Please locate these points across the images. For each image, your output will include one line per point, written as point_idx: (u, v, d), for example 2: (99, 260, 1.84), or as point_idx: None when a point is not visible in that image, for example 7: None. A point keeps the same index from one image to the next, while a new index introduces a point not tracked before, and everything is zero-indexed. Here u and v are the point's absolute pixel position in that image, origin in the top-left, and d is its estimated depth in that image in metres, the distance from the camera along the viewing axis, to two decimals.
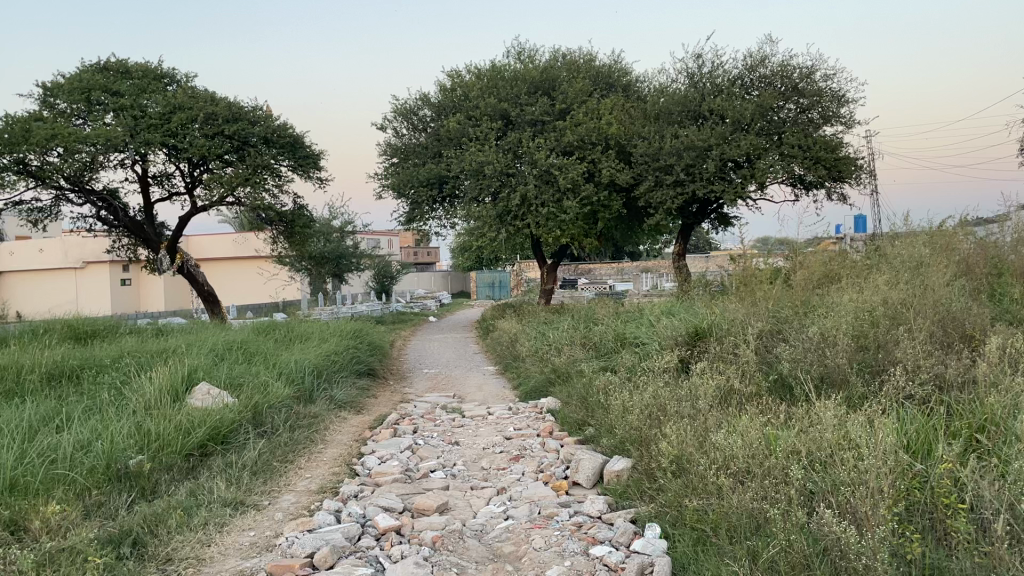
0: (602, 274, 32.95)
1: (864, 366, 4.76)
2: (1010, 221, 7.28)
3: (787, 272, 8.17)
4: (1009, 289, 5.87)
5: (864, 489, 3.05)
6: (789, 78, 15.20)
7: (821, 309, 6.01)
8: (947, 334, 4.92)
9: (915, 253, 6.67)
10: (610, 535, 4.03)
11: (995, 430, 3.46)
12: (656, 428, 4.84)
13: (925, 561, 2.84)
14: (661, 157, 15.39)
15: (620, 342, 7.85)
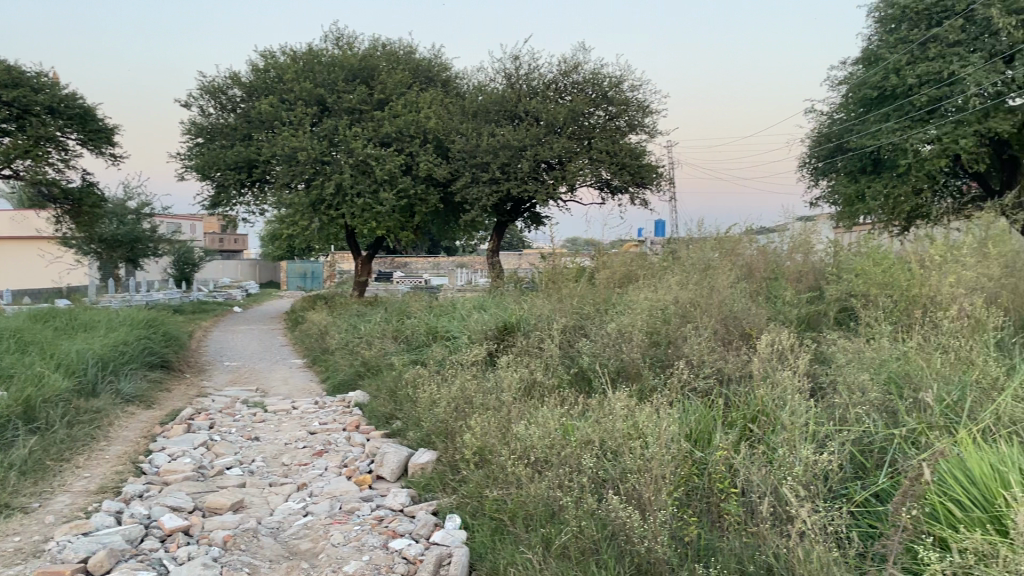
0: (418, 269, 32.89)
1: (656, 360, 5.06)
2: (788, 231, 7.97)
3: (591, 271, 8.57)
4: (782, 292, 6.45)
5: (648, 476, 3.24)
6: (599, 86, 15.80)
7: (620, 307, 6.34)
8: (729, 333, 5.33)
9: (704, 258, 7.18)
10: (410, 527, 4.01)
11: (764, 420, 3.79)
12: (461, 420, 4.89)
13: (701, 542, 3.05)
14: (478, 154, 15.60)
15: (431, 335, 7.87)
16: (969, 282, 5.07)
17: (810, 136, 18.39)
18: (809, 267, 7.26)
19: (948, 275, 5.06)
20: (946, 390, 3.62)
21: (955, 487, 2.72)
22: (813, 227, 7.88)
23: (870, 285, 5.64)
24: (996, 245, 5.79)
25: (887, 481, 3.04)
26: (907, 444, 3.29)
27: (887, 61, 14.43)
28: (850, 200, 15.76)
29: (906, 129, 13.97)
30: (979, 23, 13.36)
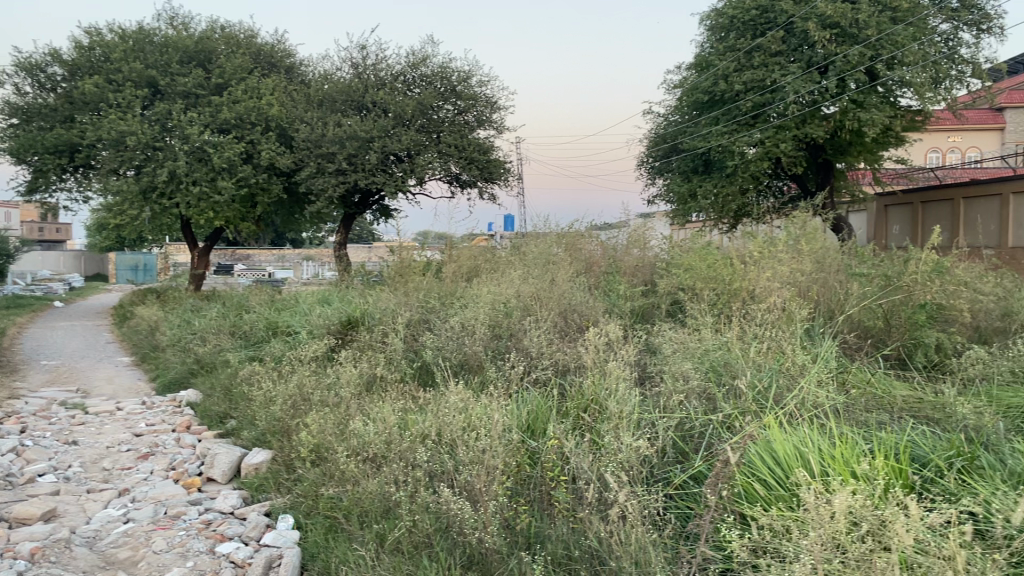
0: (262, 262, 31.78)
1: (497, 352, 5.14)
2: (626, 228, 8.30)
3: (438, 265, 8.58)
4: (618, 285, 6.72)
5: (481, 467, 3.27)
6: (448, 80, 15.81)
7: (464, 300, 6.39)
8: (567, 326, 5.49)
9: (546, 253, 7.36)
10: (240, 530, 3.87)
11: (596, 409, 3.93)
12: (297, 417, 4.77)
13: (531, 530, 3.12)
14: (323, 144, 15.23)
15: (271, 331, 7.62)
16: (784, 278, 5.47)
17: (650, 136, 19.20)
18: (644, 263, 7.58)
19: (766, 270, 5.44)
20: (758, 377, 3.90)
21: (762, 468, 2.92)
22: (649, 224, 8.23)
23: (697, 279, 5.96)
24: (808, 243, 6.28)
25: (702, 463, 3.23)
26: (722, 428, 3.51)
27: (716, 67, 15.23)
28: (683, 198, 16.57)
29: (734, 132, 14.93)
30: (798, 34, 14.14)
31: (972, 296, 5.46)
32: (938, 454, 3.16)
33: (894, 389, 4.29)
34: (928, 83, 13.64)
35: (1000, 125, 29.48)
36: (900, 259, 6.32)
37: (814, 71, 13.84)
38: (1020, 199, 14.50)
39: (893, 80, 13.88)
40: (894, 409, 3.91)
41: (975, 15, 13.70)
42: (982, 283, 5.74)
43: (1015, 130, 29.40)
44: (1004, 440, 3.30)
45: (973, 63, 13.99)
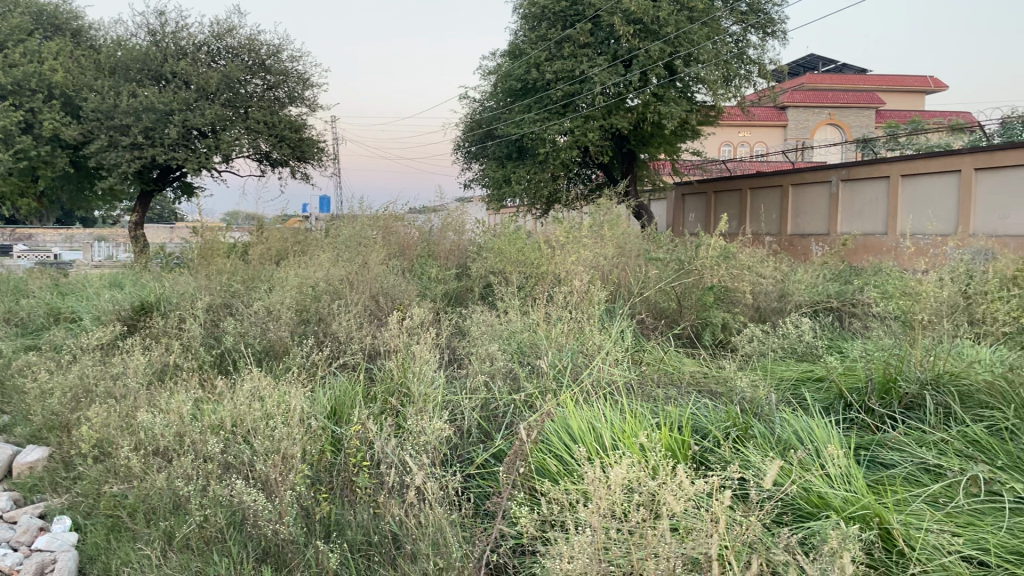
0: (48, 242, 29.08)
1: (303, 337, 4.98)
2: (439, 211, 8.32)
3: (245, 247, 8.21)
4: (430, 267, 6.73)
5: (278, 455, 3.14)
6: (256, 53, 15.13)
7: (270, 284, 6.15)
8: (378, 310, 5.43)
9: (357, 235, 7.23)
10: (8, 536, 3.51)
11: (401, 392, 3.89)
12: (78, 410, 4.39)
13: (331, 518, 3.05)
14: (116, 115, 14.10)
15: (53, 317, 6.98)
16: (588, 262, 5.68)
17: (465, 120, 19.34)
18: (456, 248, 7.62)
19: (571, 254, 5.62)
20: (559, 357, 4.04)
21: (556, 444, 3.02)
22: (462, 208, 8.30)
23: (508, 263, 6.08)
24: (611, 229, 6.56)
25: (502, 441, 3.29)
26: (523, 406, 3.61)
27: (529, 56, 15.50)
28: (497, 183, 16.78)
29: (545, 120, 15.35)
30: (604, 28, 14.71)
31: (753, 278, 5.93)
32: (717, 424, 3.41)
33: (684, 365, 4.57)
34: (720, 81, 14.64)
35: (783, 122, 32.13)
36: (692, 244, 6.74)
37: (619, 64, 14.47)
38: (798, 190, 15.91)
39: (690, 76, 14.78)
40: (684, 384, 4.19)
41: (761, 20, 14.81)
42: (763, 267, 6.24)
43: (795, 126, 32.13)
44: (774, 409, 3.61)
45: (759, 64, 15.14)
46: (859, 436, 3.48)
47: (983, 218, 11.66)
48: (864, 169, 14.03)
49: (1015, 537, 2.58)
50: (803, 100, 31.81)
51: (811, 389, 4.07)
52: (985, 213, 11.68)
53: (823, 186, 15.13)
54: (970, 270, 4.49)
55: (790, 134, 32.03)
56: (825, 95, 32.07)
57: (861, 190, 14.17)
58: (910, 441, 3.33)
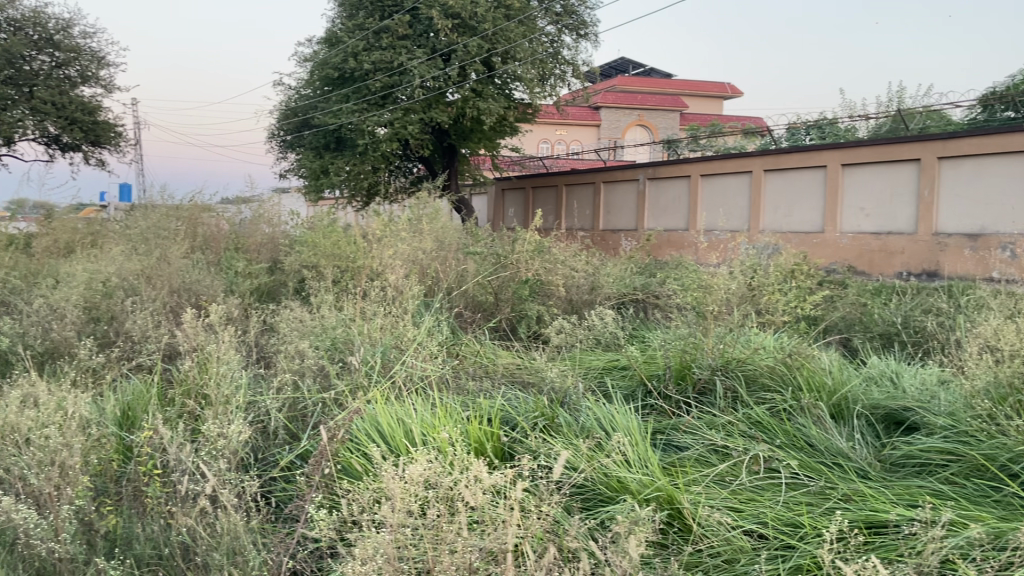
0: None
1: (91, 337, 4.59)
2: (248, 202, 7.96)
3: (28, 239, 7.49)
4: (237, 260, 6.41)
5: (54, 466, 2.86)
6: (42, 26, 13.85)
7: (55, 279, 5.63)
8: (179, 306, 5.11)
9: (157, 225, 6.78)
10: None
11: (200, 394, 3.67)
12: None
13: (117, 532, 2.82)
14: None
15: None
16: (404, 256, 5.62)
17: (279, 108, 18.63)
18: (267, 241, 7.33)
19: (387, 248, 5.54)
20: (371, 352, 3.95)
21: (363, 441, 2.95)
22: (274, 199, 7.99)
23: (321, 256, 5.90)
24: (429, 222, 6.52)
25: (308, 441, 3.17)
26: (332, 405, 3.50)
27: (345, 45, 15.06)
28: (315, 174, 16.25)
29: (363, 111, 15.05)
30: (423, 21, 14.68)
31: (566, 271, 6.10)
32: (525, 416, 3.47)
33: (498, 357, 4.62)
34: (536, 80, 15.05)
35: (596, 122, 33.50)
36: (508, 239, 6.84)
37: (437, 57, 14.49)
38: (608, 188, 16.61)
39: (507, 74, 15.07)
40: (497, 376, 4.23)
41: (574, 21, 15.31)
42: (576, 261, 6.43)
43: (607, 126, 33.55)
44: (580, 399, 3.72)
45: (573, 65, 15.64)
46: (657, 421, 3.65)
47: (771, 217, 12.72)
48: (668, 169, 14.88)
49: (789, 510, 2.79)
50: (615, 101, 33.25)
51: (617, 378, 4.23)
52: (772, 212, 12.73)
53: (631, 184, 15.90)
54: (757, 264, 4.85)
55: (603, 133, 33.44)
56: (635, 96, 33.64)
57: (665, 189, 15.02)
58: (702, 424, 3.54)
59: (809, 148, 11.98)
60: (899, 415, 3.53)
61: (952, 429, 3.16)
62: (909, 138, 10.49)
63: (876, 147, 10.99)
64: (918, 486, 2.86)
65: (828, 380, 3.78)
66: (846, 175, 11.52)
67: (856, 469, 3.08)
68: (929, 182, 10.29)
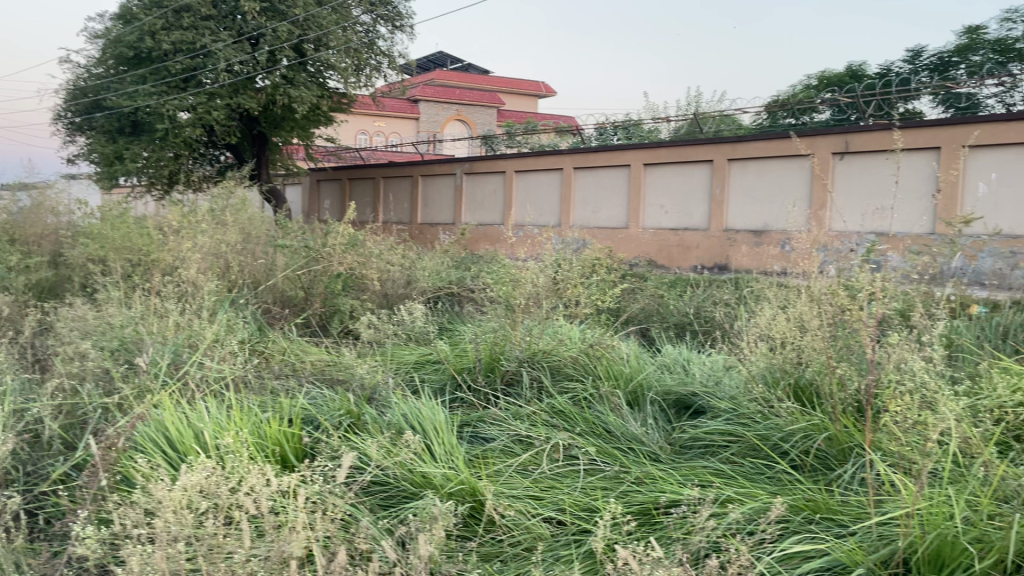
0: None
1: None
2: (26, 189, 7.24)
3: None
4: (12, 253, 5.82)
5: None
6: None
7: None
8: None
9: None
10: None
11: None
12: None
13: None
14: None
15: None
16: (205, 248, 5.32)
17: (64, 86, 16.97)
18: (50, 233, 6.71)
19: (186, 240, 5.22)
20: (162, 352, 3.71)
21: (148, 447, 2.75)
22: (58, 187, 7.32)
23: (110, 249, 5.47)
24: (234, 213, 6.20)
25: (85, 452, 2.91)
26: (115, 410, 3.25)
27: (141, 22, 13.95)
28: (108, 160, 15.03)
29: (162, 94, 13.91)
30: (229, 2, 13.98)
31: (381, 266, 6.02)
32: (329, 414, 3.37)
33: (307, 353, 4.48)
34: (351, 69, 14.89)
35: (414, 115, 33.36)
36: (318, 232, 6.65)
37: (244, 41, 13.92)
38: (426, 181, 16.60)
39: (319, 63, 14.76)
40: (305, 373, 4.09)
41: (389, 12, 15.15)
42: (392, 254, 6.35)
43: (426, 120, 33.50)
44: (388, 394, 3.68)
45: (389, 56, 15.52)
46: (463, 414, 3.67)
47: (581, 213, 13.21)
48: (483, 165, 15.08)
49: (586, 496, 2.88)
50: (433, 95, 33.19)
51: (427, 371, 4.21)
52: (582, 209, 13.22)
53: (448, 178, 15.97)
54: (562, 258, 5.00)
55: (422, 126, 33.35)
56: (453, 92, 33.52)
57: (481, 183, 15.22)
58: (508, 416, 3.59)
59: (614, 147, 12.55)
60: (689, 401, 3.75)
61: (733, 413, 3.41)
62: (702, 141, 11.25)
63: (674, 149, 11.68)
64: (702, 466, 3.05)
65: (626, 368, 3.96)
66: (647, 174, 12.18)
67: (648, 453, 3.23)
68: (720, 182, 11.09)
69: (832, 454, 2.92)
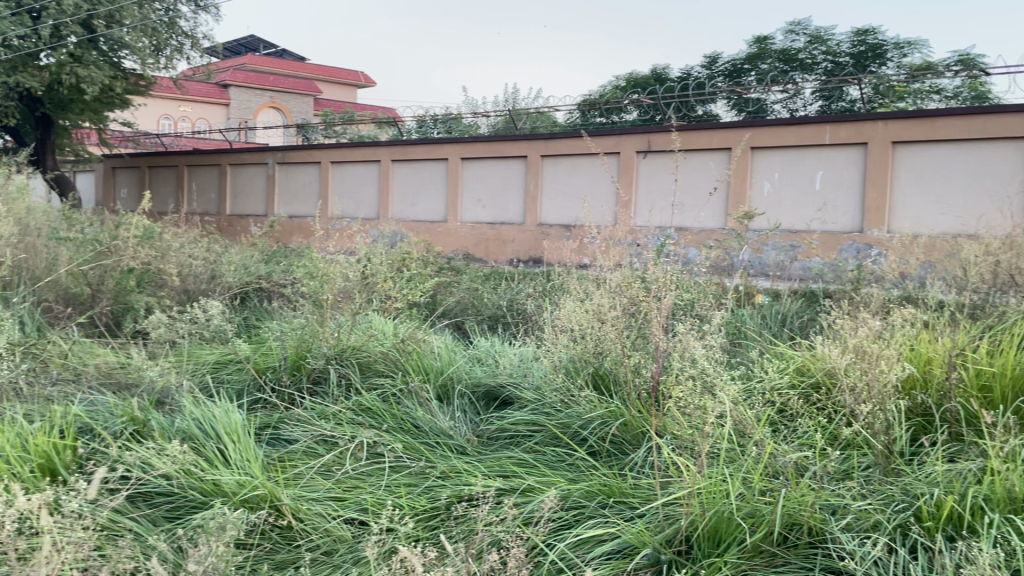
0: None
1: None
2: None
3: None
4: None
5: None
6: None
7: None
8: None
9: None
10: None
11: None
12: None
13: None
14: None
15: None
16: None
17: None
18: None
19: None
20: None
21: None
22: None
23: None
24: (6, 203, 5.60)
25: None
26: None
27: None
28: None
29: None
30: None
31: (181, 260, 5.65)
32: (112, 423, 3.12)
33: (92, 355, 4.11)
34: (149, 49, 13.96)
35: (225, 101, 31.75)
36: (108, 224, 6.15)
37: (23, 13, 12.57)
38: (236, 171, 15.84)
39: (113, 40, 13.64)
40: (89, 378, 3.76)
41: None
42: (193, 248, 5.98)
43: (237, 106, 31.94)
44: (180, 397, 3.45)
45: (192, 37, 14.75)
46: (265, 416, 3.51)
47: (398, 206, 13.12)
48: (297, 154, 14.59)
49: (390, 493, 2.81)
50: (245, 80, 31.74)
51: (227, 371, 3.98)
52: (399, 201, 13.13)
53: (259, 168, 15.32)
54: (372, 251, 4.90)
55: (233, 112, 31.79)
56: (266, 77, 32.25)
57: (295, 174, 14.73)
58: (312, 416, 3.46)
59: (430, 140, 12.52)
60: (496, 392, 3.78)
61: (538, 403, 3.47)
62: (517, 137, 11.46)
63: (489, 143, 11.83)
64: (507, 457, 3.08)
65: (435, 362, 3.93)
66: (463, 168, 12.27)
67: (455, 446, 3.22)
68: (534, 177, 11.37)
69: (628, 439, 3.04)
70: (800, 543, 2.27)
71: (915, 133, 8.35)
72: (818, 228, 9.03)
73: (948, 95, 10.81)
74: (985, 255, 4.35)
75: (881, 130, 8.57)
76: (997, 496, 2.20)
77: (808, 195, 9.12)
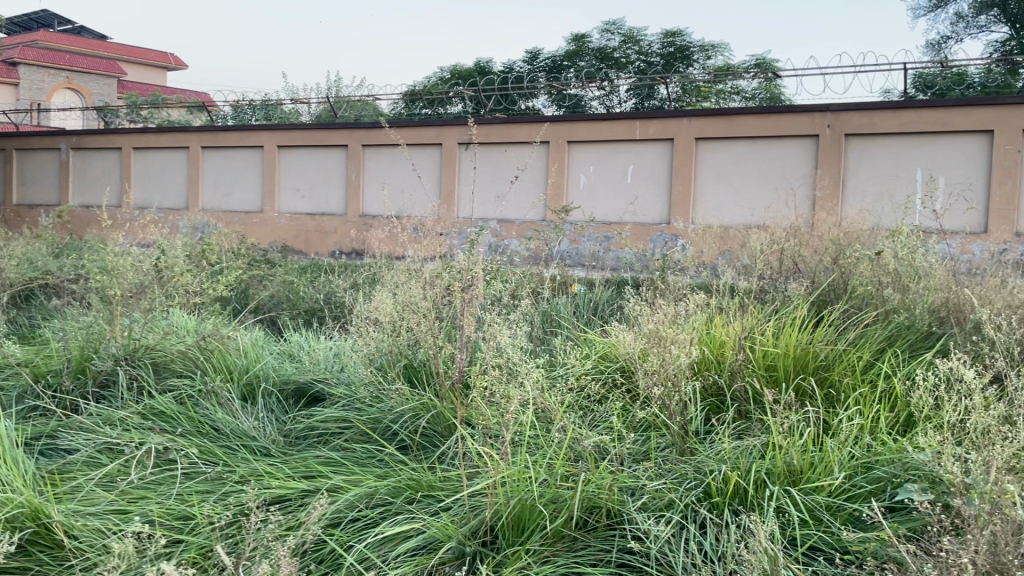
0: None
1: None
2: None
3: None
4: None
5: None
6: None
7: None
8: None
9: None
10: None
11: None
12: None
13: None
14: None
15: None
16: None
17: None
18: None
19: None
20: None
21: None
22: None
23: None
24: None
25: None
26: None
27: None
28: None
29: None
30: None
31: None
32: None
33: None
34: None
35: (13, 80, 28.64)
36: None
37: None
38: (23, 156, 14.44)
39: None
40: None
41: None
42: None
43: (26, 86, 28.87)
44: None
45: None
46: (42, 425, 3.19)
47: (210, 196, 12.46)
48: (94, 139, 13.48)
49: (181, 502, 2.61)
50: (36, 58, 28.91)
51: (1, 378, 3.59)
52: (210, 190, 12.48)
53: (51, 153, 14.05)
54: (172, 243, 4.58)
55: (23, 94, 28.69)
56: (62, 56, 29.80)
57: (92, 160, 13.62)
58: (97, 422, 3.17)
59: (243, 126, 11.96)
60: (307, 388, 3.63)
61: (349, 398, 3.36)
62: (336, 125, 11.18)
63: (307, 131, 11.46)
64: (314, 456, 2.94)
65: (241, 359, 3.71)
66: (280, 156, 11.82)
67: (258, 447, 3.05)
68: (356, 166, 11.15)
69: (438, 431, 2.99)
70: (600, 526, 2.31)
71: (718, 131, 8.88)
72: (631, 219, 9.42)
73: (748, 96, 11.61)
74: (772, 243, 4.68)
75: (686, 128, 9.05)
76: (778, 469, 2.33)
77: (621, 188, 9.50)
